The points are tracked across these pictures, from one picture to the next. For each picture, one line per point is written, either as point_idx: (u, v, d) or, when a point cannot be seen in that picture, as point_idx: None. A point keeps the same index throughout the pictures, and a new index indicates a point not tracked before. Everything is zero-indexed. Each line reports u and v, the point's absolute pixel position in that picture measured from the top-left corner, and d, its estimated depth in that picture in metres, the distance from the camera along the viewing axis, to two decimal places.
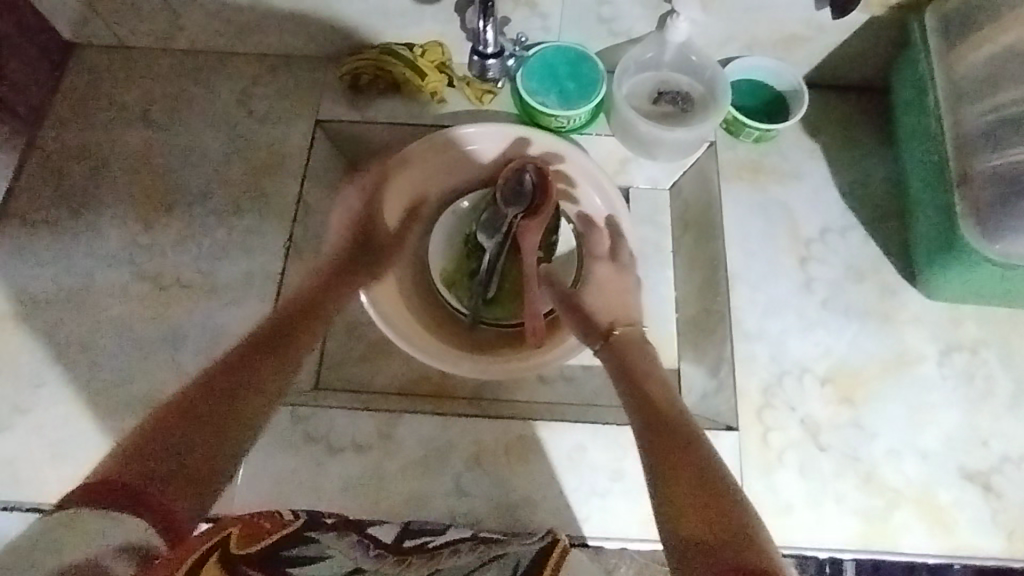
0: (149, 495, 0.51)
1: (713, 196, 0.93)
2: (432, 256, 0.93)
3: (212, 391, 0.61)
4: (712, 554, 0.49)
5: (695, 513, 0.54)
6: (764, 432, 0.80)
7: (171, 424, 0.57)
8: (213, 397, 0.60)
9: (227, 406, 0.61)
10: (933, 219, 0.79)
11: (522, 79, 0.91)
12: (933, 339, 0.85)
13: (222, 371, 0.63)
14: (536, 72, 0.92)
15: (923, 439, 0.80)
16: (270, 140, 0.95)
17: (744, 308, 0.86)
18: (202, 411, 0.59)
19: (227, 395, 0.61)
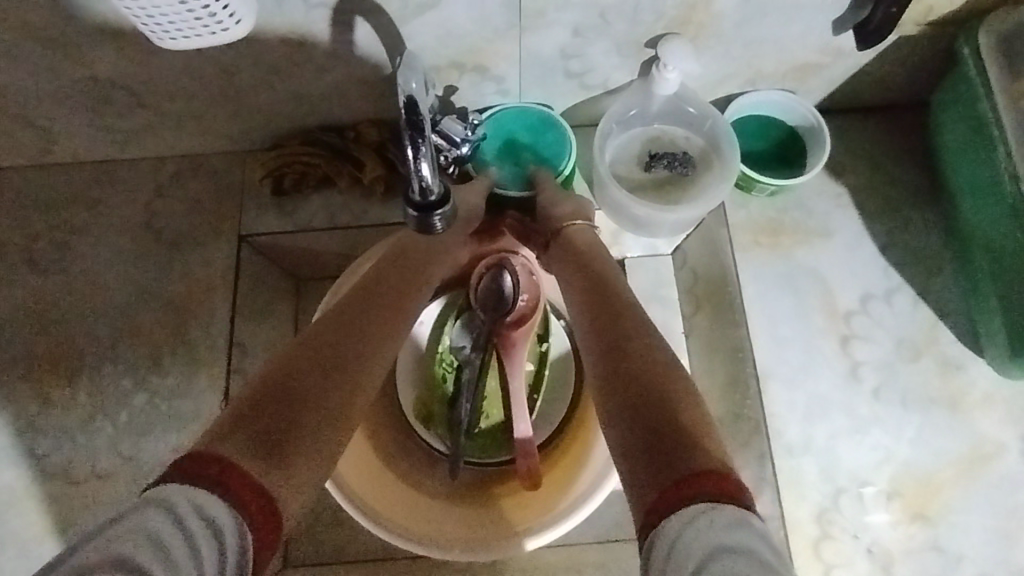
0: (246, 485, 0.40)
1: (727, 269, 0.77)
2: (400, 383, 0.76)
3: (307, 365, 0.50)
4: (655, 460, 0.44)
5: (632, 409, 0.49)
6: (825, 572, 0.66)
7: (271, 411, 0.45)
8: (311, 383, 0.48)
9: (320, 399, 0.48)
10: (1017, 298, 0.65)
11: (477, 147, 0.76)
12: (1012, 422, 0.70)
13: (322, 346, 0.52)
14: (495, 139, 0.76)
15: (1017, 554, 0.66)
16: (186, 268, 0.77)
17: (782, 413, 0.71)
18: (298, 390, 0.48)
19: (325, 375, 0.50)
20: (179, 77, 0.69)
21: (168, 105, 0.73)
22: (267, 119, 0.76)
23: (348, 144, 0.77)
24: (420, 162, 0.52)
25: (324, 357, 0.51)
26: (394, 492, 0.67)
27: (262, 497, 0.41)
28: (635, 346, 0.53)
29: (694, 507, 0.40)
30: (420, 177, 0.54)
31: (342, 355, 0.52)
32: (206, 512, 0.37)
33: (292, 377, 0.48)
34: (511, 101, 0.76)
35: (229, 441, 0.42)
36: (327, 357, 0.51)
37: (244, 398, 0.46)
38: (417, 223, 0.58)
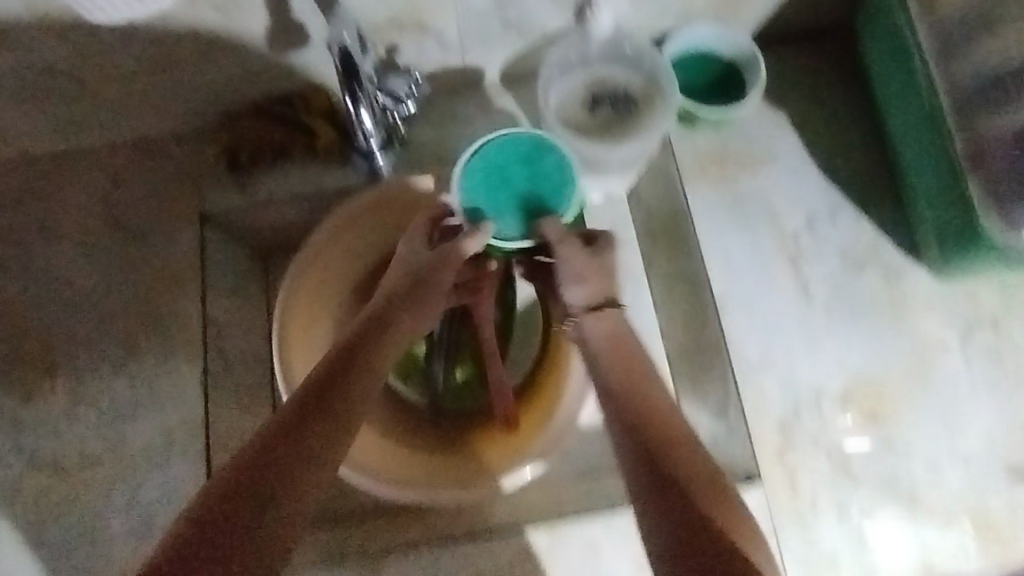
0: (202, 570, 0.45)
1: (678, 204, 0.80)
2: None
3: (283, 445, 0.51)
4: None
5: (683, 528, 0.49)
6: (791, 477, 0.70)
7: (242, 496, 0.48)
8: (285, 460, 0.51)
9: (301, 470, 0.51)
10: (942, 198, 0.70)
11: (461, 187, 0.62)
12: (952, 322, 0.75)
13: (299, 416, 0.53)
14: (480, 184, 0.63)
15: (964, 442, 0.71)
16: (150, 252, 0.77)
17: (740, 335, 0.75)
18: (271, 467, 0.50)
19: (305, 459, 0.51)
20: (121, 59, 0.69)
21: (113, 88, 0.73)
22: (215, 95, 0.76)
23: (298, 112, 0.78)
24: (360, 111, 0.65)
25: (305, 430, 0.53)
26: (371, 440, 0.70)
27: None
28: (679, 462, 0.53)
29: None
30: (362, 130, 0.68)
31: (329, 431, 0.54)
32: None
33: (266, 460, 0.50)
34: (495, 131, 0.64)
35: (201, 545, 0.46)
36: (308, 431, 0.53)
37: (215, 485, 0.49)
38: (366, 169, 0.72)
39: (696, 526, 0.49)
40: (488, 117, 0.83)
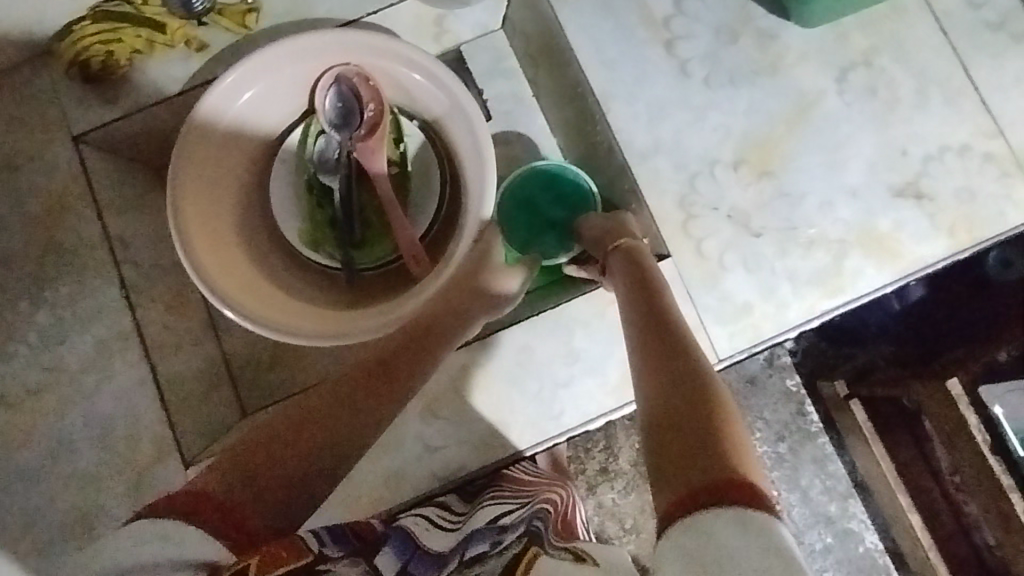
0: (246, 524, 0.50)
1: (547, 15, 0.79)
2: (283, 219, 0.81)
3: (309, 417, 0.59)
4: (681, 461, 0.44)
5: (680, 410, 0.48)
6: (696, 246, 0.74)
7: (267, 457, 0.55)
8: (320, 434, 0.58)
9: (322, 436, 0.58)
10: None
11: (508, 234, 0.80)
12: (825, 68, 0.77)
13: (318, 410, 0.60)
14: (518, 214, 0.81)
15: (850, 177, 0.75)
16: (32, 184, 0.76)
17: (629, 127, 0.76)
18: (300, 436, 0.57)
19: (333, 431, 0.58)
20: None
21: None
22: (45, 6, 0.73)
23: (138, 8, 0.75)
24: None
25: (343, 412, 0.60)
26: (295, 308, 0.74)
27: (265, 532, 0.51)
28: (691, 370, 0.52)
29: (698, 513, 0.39)
30: None
31: (358, 415, 0.60)
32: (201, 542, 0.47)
33: (299, 431, 0.57)
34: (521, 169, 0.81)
35: (236, 498, 0.51)
36: (343, 412, 0.59)
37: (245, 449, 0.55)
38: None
39: (689, 402, 0.48)
40: None
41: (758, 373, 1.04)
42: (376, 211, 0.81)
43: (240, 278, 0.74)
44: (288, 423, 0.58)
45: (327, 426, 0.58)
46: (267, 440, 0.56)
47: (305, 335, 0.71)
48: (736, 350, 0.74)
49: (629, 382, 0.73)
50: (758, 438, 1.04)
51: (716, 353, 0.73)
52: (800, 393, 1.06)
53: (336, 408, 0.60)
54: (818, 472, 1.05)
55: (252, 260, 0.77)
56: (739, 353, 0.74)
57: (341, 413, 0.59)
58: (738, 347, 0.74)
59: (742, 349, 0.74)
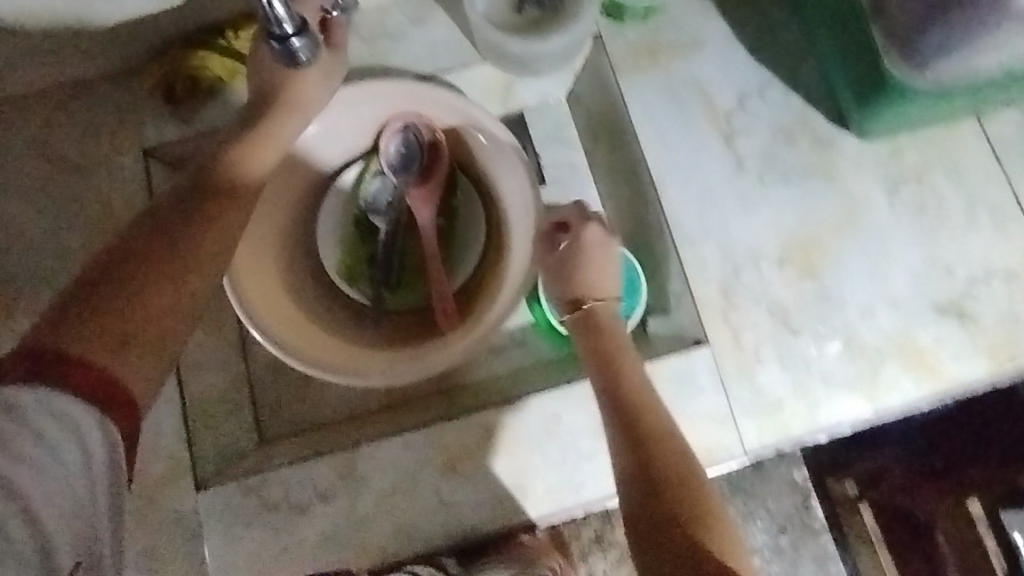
0: (118, 398, 0.48)
1: (614, 95, 0.83)
2: (324, 249, 0.82)
3: (141, 252, 0.54)
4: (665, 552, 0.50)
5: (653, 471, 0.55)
6: (735, 335, 0.75)
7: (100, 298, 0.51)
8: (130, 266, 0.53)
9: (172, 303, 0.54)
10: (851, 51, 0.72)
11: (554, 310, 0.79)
12: (878, 179, 0.79)
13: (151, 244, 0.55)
14: None
15: (894, 287, 0.76)
16: (100, 190, 0.79)
17: (681, 211, 0.78)
18: (126, 277, 0.53)
19: (164, 276, 0.54)
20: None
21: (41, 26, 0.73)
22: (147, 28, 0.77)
23: (229, 42, 0.79)
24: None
25: (158, 241, 0.56)
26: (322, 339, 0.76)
27: (128, 405, 0.48)
28: (662, 456, 0.57)
29: None
30: None
31: (197, 223, 0.58)
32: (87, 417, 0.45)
33: (121, 269, 0.53)
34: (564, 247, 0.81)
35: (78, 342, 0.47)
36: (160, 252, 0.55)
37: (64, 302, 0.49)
38: (279, 53, 0.51)
39: (655, 462, 0.56)
40: (420, 27, 0.83)
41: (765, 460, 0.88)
42: (417, 257, 0.83)
43: (275, 305, 0.75)
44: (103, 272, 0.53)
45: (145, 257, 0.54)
46: (94, 281, 0.51)
47: (329, 367, 0.72)
48: (764, 446, 0.73)
49: None
50: (759, 528, 0.89)
51: (745, 447, 0.72)
52: (807, 485, 0.89)
53: (149, 249, 0.55)
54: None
55: (286, 289, 0.78)
56: (768, 450, 0.73)
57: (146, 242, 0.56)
58: (768, 443, 0.73)
59: (771, 446, 0.73)
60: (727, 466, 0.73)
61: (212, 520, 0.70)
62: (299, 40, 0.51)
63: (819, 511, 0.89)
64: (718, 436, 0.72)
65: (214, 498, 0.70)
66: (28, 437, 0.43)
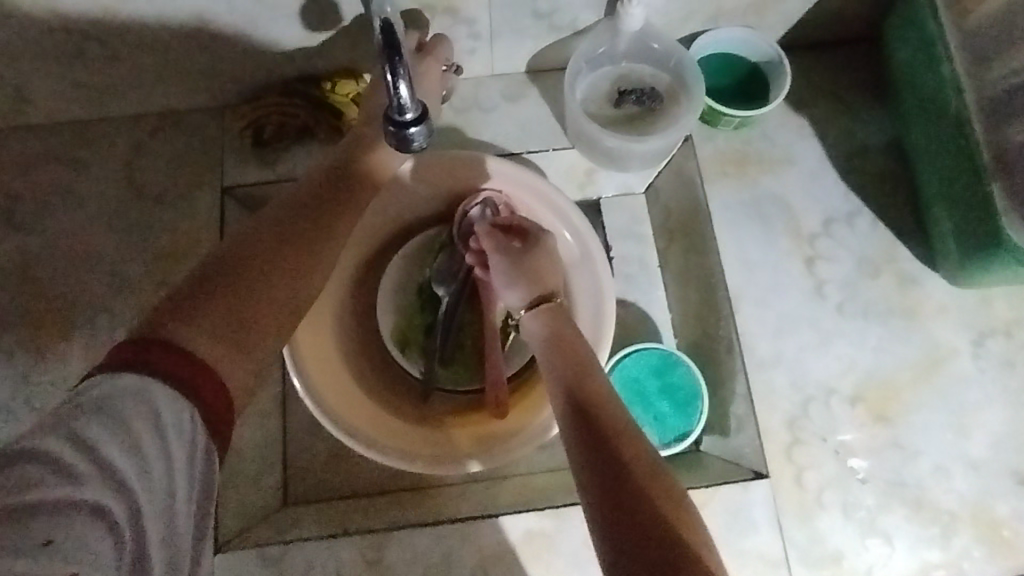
0: (205, 384, 0.45)
1: (698, 201, 0.81)
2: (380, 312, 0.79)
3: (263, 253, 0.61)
4: None
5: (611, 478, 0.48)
6: (797, 474, 0.71)
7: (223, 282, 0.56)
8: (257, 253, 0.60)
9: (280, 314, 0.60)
10: (958, 201, 0.69)
11: None
12: (964, 328, 0.75)
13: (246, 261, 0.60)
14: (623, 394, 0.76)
15: (971, 447, 0.72)
16: (172, 222, 0.78)
17: (753, 332, 0.75)
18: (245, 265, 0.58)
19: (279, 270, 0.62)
20: (151, 28, 0.69)
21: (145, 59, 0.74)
22: (245, 71, 0.77)
23: (325, 93, 0.78)
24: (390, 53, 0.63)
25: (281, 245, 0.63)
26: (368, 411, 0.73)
27: (221, 393, 0.46)
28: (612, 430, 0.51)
29: None
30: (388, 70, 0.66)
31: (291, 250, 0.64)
32: (182, 412, 0.43)
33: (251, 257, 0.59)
34: (630, 348, 0.77)
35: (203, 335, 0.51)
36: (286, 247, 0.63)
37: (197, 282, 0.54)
38: (392, 137, 0.49)
39: (623, 467, 0.49)
40: (513, 105, 0.83)
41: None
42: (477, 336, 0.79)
43: (327, 367, 0.73)
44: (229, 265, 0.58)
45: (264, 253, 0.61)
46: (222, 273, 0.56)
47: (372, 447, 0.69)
48: None
49: None
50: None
51: None
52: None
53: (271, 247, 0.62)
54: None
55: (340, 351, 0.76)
56: None
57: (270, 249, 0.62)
58: None
59: None
60: None
61: None
62: (417, 127, 0.49)
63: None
64: None
65: (233, 564, 0.67)
66: (131, 431, 0.40)
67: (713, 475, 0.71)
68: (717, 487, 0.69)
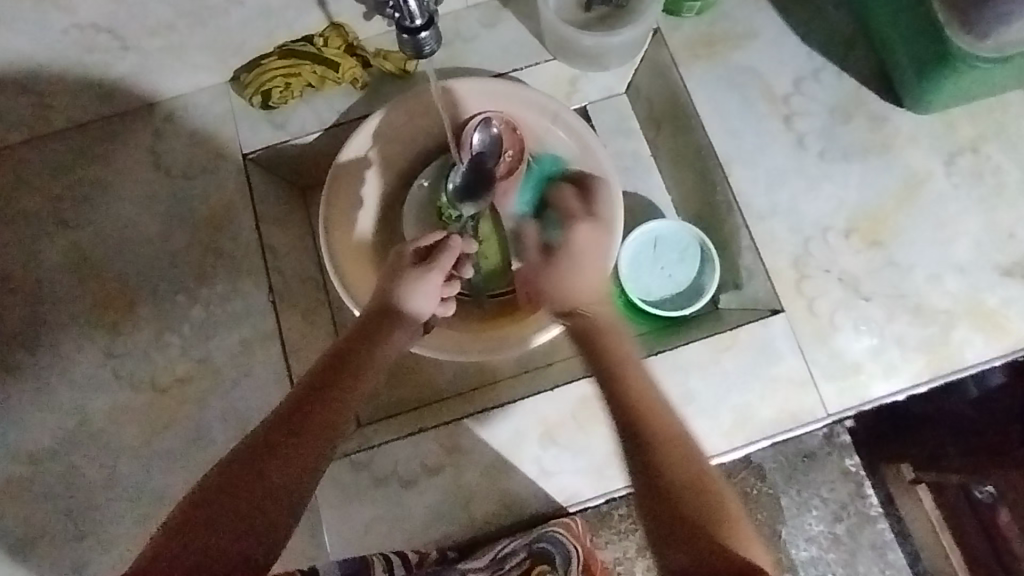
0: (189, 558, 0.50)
1: (676, 85, 0.87)
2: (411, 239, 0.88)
3: (306, 407, 0.61)
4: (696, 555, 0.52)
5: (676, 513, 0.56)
6: (808, 303, 0.79)
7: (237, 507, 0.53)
8: (276, 455, 0.57)
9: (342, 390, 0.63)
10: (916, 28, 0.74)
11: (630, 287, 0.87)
12: (936, 151, 0.83)
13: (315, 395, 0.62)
14: (635, 267, 0.88)
15: (957, 251, 0.80)
16: (204, 194, 0.85)
17: (748, 191, 0.82)
18: (258, 472, 0.56)
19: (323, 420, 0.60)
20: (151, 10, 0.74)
21: (149, 45, 0.79)
22: (239, 41, 0.83)
23: (319, 49, 0.83)
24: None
25: (302, 422, 0.60)
26: None
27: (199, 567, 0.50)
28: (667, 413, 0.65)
29: None
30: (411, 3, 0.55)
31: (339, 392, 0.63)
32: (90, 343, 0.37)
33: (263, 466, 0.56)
34: (636, 232, 0.88)
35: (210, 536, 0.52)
36: (302, 441, 0.58)
37: (260, 455, 0.57)
38: (408, 44, 0.57)
39: (678, 466, 0.59)
40: (492, 31, 0.88)
41: (817, 450, 1.17)
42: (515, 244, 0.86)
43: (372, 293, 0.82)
44: (234, 470, 0.56)
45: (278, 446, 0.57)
46: (266, 451, 0.57)
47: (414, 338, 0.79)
48: (846, 407, 0.77)
49: (742, 425, 0.76)
50: (815, 515, 1.17)
51: (827, 408, 0.76)
52: (859, 473, 1.18)
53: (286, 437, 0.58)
54: (877, 557, 1.18)
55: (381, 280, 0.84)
56: (849, 410, 0.77)
57: (282, 445, 0.57)
58: (848, 403, 0.77)
59: (852, 406, 0.77)
60: (809, 427, 0.77)
61: (330, 492, 0.75)
62: (426, 32, 0.56)
63: (873, 500, 1.17)
64: (799, 398, 0.76)
65: (329, 473, 0.75)
66: None
67: (734, 323, 0.80)
68: (739, 328, 0.78)
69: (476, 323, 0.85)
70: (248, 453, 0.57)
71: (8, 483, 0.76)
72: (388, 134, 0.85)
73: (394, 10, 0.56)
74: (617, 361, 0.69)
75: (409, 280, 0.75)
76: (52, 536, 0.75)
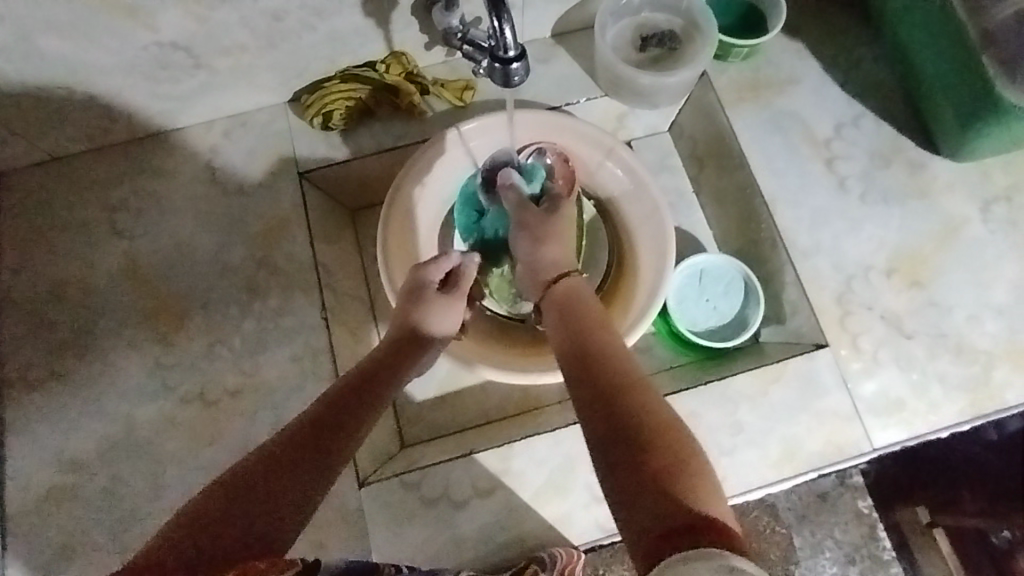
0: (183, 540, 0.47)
1: (723, 125, 0.91)
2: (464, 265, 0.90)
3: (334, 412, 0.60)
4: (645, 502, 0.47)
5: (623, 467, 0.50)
6: (853, 338, 0.80)
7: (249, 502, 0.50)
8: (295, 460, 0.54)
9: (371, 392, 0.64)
10: (964, 82, 0.78)
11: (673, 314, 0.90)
12: (971, 198, 0.86)
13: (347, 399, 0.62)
14: (680, 297, 0.91)
15: (995, 294, 0.83)
16: (260, 209, 0.86)
17: (793, 229, 0.85)
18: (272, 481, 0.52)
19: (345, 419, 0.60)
20: (231, 31, 0.77)
21: (221, 64, 0.81)
22: (305, 65, 0.85)
23: (381, 74, 0.86)
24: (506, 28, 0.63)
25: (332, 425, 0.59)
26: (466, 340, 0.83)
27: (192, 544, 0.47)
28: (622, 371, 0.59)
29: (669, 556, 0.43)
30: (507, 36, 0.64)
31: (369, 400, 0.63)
32: None
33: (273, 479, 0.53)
34: (681, 266, 0.92)
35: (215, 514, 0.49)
36: (310, 456, 0.55)
37: (284, 445, 0.55)
38: (500, 73, 0.66)
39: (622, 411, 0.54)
40: (547, 66, 0.91)
41: (829, 489, 1.08)
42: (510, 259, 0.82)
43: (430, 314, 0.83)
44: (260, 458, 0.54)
45: (290, 454, 0.55)
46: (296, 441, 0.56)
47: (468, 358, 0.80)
48: (890, 442, 0.78)
49: (790, 457, 0.77)
50: (827, 557, 1.07)
51: (872, 441, 0.78)
52: (872, 515, 1.08)
53: (301, 447, 0.56)
54: None
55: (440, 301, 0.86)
56: (894, 446, 0.78)
57: (295, 457, 0.55)
58: (893, 438, 0.78)
59: (897, 442, 0.78)
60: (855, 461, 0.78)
61: (380, 512, 0.74)
62: (517, 63, 0.65)
63: (887, 542, 1.06)
64: (846, 431, 0.78)
65: (380, 493, 0.74)
66: None
67: (780, 356, 0.82)
68: (786, 360, 0.80)
69: (526, 345, 0.87)
70: (261, 461, 0.54)
71: (51, 491, 0.76)
72: (442, 160, 0.86)
73: (492, 42, 0.65)
74: (609, 354, 0.61)
75: (430, 308, 0.75)
76: (91, 545, 0.74)
